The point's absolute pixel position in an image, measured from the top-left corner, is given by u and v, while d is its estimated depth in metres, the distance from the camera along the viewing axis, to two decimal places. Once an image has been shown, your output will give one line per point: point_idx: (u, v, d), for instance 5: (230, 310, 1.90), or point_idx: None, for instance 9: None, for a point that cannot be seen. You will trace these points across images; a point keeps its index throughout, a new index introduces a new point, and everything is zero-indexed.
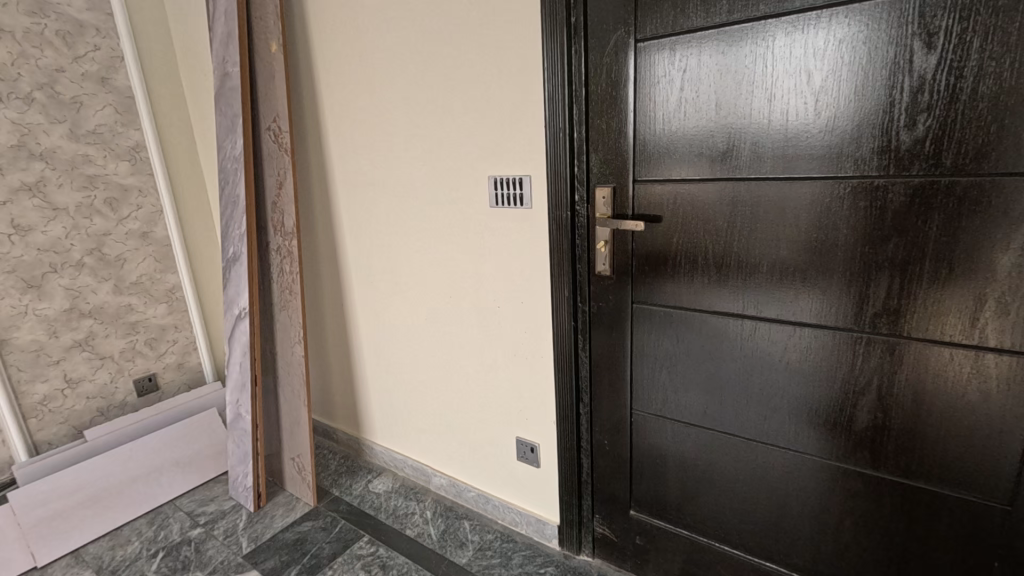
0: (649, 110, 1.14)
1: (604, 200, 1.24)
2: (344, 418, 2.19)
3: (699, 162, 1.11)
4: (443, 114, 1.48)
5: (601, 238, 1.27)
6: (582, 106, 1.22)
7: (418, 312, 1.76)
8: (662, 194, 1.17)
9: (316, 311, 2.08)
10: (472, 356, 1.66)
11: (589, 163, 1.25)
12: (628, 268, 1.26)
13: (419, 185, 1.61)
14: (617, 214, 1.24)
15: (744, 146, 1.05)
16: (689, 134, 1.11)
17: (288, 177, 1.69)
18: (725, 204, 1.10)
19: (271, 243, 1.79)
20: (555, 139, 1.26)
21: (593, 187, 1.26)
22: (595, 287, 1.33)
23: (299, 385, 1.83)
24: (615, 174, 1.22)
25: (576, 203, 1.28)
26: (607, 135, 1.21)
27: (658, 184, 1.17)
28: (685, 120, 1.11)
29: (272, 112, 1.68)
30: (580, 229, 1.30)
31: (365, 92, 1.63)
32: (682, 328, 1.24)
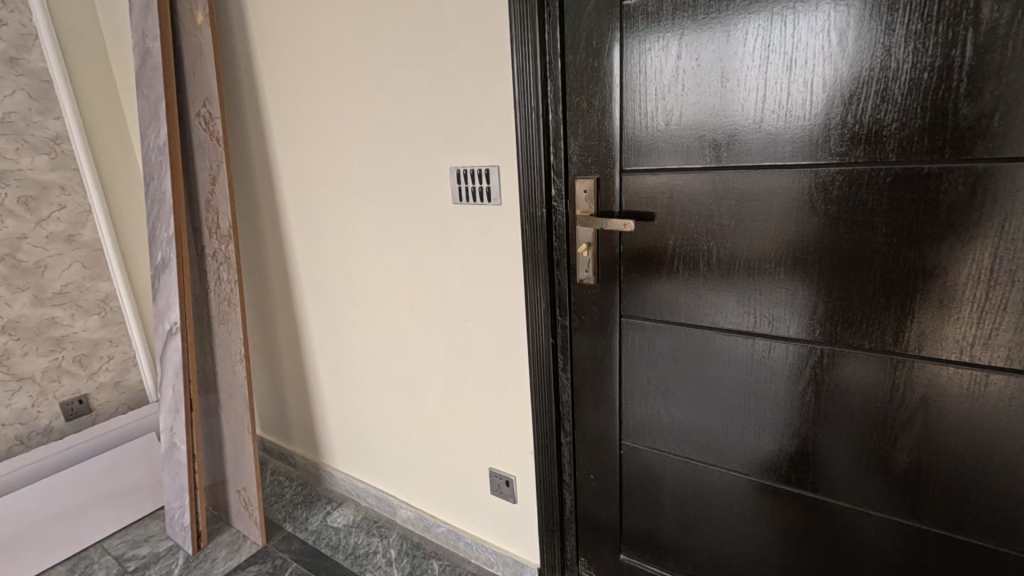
0: (639, 85, 0.94)
1: (586, 195, 1.04)
2: (302, 440, 1.96)
3: (699, 147, 0.91)
4: (397, 95, 1.26)
5: (582, 241, 1.06)
6: (558, 80, 1.01)
7: (377, 325, 1.54)
8: (654, 187, 0.97)
9: (266, 322, 1.85)
10: (438, 375, 1.45)
11: (567, 151, 1.04)
12: (614, 276, 1.07)
13: (373, 180, 1.39)
14: (602, 212, 1.04)
15: (755, 127, 0.85)
16: (688, 114, 0.91)
17: (222, 170, 1.46)
18: (731, 199, 0.91)
19: (206, 247, 1.55)
20: (526, 122, 1.05)
21: (573, 180, 1.05)
22: (577, 298, 1.13)
23: (242, 409, 1.60)
24: (599, 163, 1.02)
25: (553, 199, 1.08)
26: (588, 114, 1.00)
27: (651, 175, 0.97)
28: (682, 96, 0.90)
29: (201, 95, 1.45)
30: (559, 229, 1.10)
31: (310, 71, 1.40)
32: (678, 348, 1.04)
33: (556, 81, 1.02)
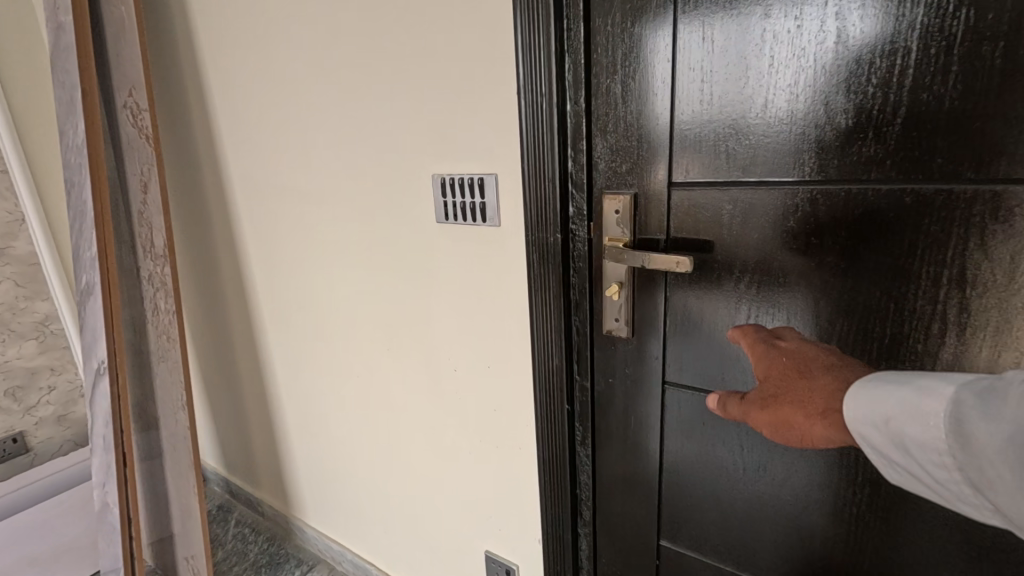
0: (702, 61, 0.65)
1: (618, 218, 0.75)
2: (270, 488, 1.68)
3: (790, 151, 0.62)
4: (364, 81, 0.98)
5: (613, 280, 0.78)
6: (579, 57, 0.73)
7: (348, 366, 1.26)
8: (718, 209, 0.68)
9: (225, 352, 1.57)
10: (421, 432, 1.17)
11: (592, 155, 0.76)
12: (654, 326, 0.78)
13: (339, 190, 1.10)
14: (642, 242, 0.75)
15: (889, 121, 0.56)
16: (776, 102, 0.61)
17: (154, 175, 1.17)
18: (844, 232, 0.61)
19: (141, 269, 1.27)
20: (536, 113, 0.76)
21: (600, 195, 0.76)
22: (601, 352, 0.84)
23: (187, 464, 1.33)
24: (636, 172, 0.73)
25: (571, 221, 0.80)
26: (622, 103, 0.71)
27: (713, 192, 0.68)
28: (768, 74, 0.61)
29: (127, 81, 1.16)
30: (579, 261, 0.81)
31: (260, 51, 1.12)
32: (745, 429, 0.75)
33: (577, 57, 0.73)
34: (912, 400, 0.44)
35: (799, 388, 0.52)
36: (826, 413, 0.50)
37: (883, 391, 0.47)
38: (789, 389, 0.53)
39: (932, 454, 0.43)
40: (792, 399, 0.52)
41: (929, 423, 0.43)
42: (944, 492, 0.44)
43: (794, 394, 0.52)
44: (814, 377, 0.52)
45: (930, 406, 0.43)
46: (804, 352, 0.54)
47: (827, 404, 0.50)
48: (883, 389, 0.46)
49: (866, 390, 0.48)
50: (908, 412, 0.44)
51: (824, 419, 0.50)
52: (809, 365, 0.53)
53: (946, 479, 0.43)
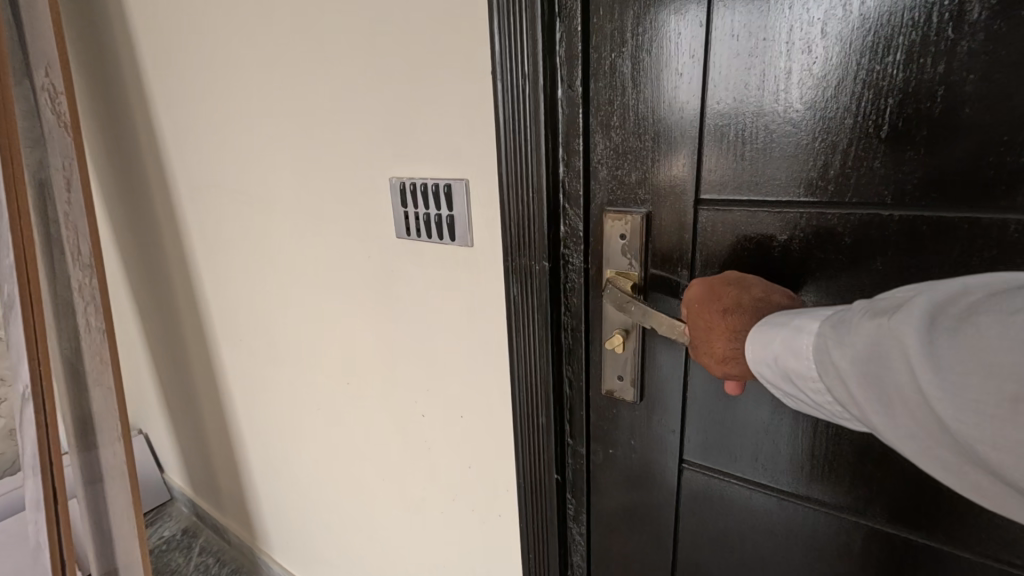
0: (754, 22, 0.45)
1: (625, 246, 0.56)
2: (235, 515, 1.53)
3: (879, 160, 0.43)
4: (309, 59, 0.79)
5: (617, 326, 0.60)
6: (575, 22, 0.53)
7: (309, 395, 1.09)
8: (766, 243, 0.49)
9: (183, 369, 1.41)
10: (388, 477, 1.00)
11: (593, 157, 0.57)
12: (667, 386, 0.60)
13: (289, 192, 0.92)
14: (655, 281, 0.56)
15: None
16: (860, 88, 0.42)
17: (76, 171, 0.99)
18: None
19: (72, 279, 1.10)
20: (517, 100, 0.56)
21: (602, 214, 0.57)
22: (600, 413, 0.66)
23: (128, 501, 1.17)
24: (650, 184, 0.54)
25: (565, 244, 0.61)
26: (632, 86, 0.52)
27: (759, 216, 0.49)
28: (852, 46, 0.42)
29: (43, 59, 0.98)
30: (573, 300, 0.63)
31: (197, 23, 0.93)
32: (796, 530, 0.57)
33: (572, 22, 0.53)
34: (784, 342, 0.40)
35: (705, 336, 0.47)
36: (726, 361, 0.46)
37: (765, 329, 0.42)
38: (700, 333, 0.47)
39: (810, 386, 0.39)
40: (702, 344, 0.47)
41: (803, 357, 0.39)
42: (827, 416, 0.40)
43: (702, 337, 0.47)
44: (720, 325, 0.45)
45: (802, 341, 0.39)
46: (719, 287, 0.47)
47: (726, 352, 0.45)
48: (765, 331, 0.41)
49: (755, 333, 0.42)
50: (789, 349, 0.39)
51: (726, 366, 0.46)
52: (724, 301, 0.45)
53: (830, 410, 0.39)
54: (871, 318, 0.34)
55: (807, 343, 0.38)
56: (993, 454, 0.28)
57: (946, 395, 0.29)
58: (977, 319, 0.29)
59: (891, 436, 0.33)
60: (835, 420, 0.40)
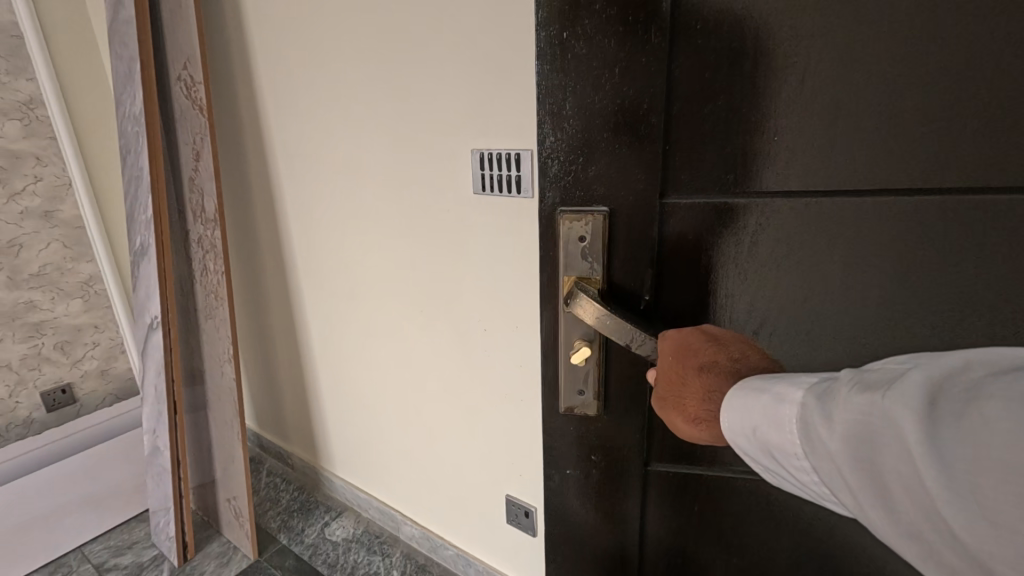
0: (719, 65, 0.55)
1: (587, 247, 0.64)
2: (300, 441, 1.80)
3: (813, 154, 0.55)
4: (407, 59, 1.05)
5: (577, 337, 0.69)
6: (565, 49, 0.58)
7: (382, 326, 1.36)
8: (718, 244, 0.62)
9: (262, 315, 1.67)
10: (449, 386, 1.28)
11: (574, 167, 0.62)
12: (625, 392, 0.71)
13: (379, 161, 1.18)
14: (617, 283, 0.66)
15: (967, 109, 0.49)
16: (811, 92, 0.53)
17: (206, 144, 1.26)
18: (907, 274, 0.55)
19: (192, 233, 1.38)
20: (543, 89, 0.61)
21: (556, 214, 0.65)
22: (565, 439, 0.76)
23: (231, 412, 1.45)
24: (622, 193, 0.61)
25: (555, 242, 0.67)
26: (626, 80, 0.57)
27: (712, 221, 0.61)
28: (813, 60, 0.52)
29: (183, 56, 1.25)
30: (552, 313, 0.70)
31: (304, 25, 1.18)
32: (748, 502, 0.71)
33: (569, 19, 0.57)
34: (770, 406, 0.49)
35: (679, 391, 0.59)
36: (696, 419, 0.58)
37: (748, 392, 0.52)
38: (674, 385, 0.59)
39: (797, 460, 0.47)
40: (675, 398, 0.59)
41: (787, 430, 0.48)
42: (815, 490, 0.48)
43: (676, 391, 0.59)
44: (693, 382, 0.58)
45: (784, 410, 0.48)
46: (695, 347, 0.60)
47: (698, 411, 0.58)
48: (753, 396, 0.51)
49: (737, 397, 0.53)
50: (772, 421, 0.49)
51: (695, 424, 0.58)
52: (698, 360, 0.59)
53: (812, 481, 0.47)
54: (861, 401, 0.41)
55: (792, 413, 0.47)
56: (992, 552, 0.34)
57: (944, 488, 0.35)
58: (975, 418, 0.35)
59: (881, 516, 0.40)
60: (825, 495, 0.48)
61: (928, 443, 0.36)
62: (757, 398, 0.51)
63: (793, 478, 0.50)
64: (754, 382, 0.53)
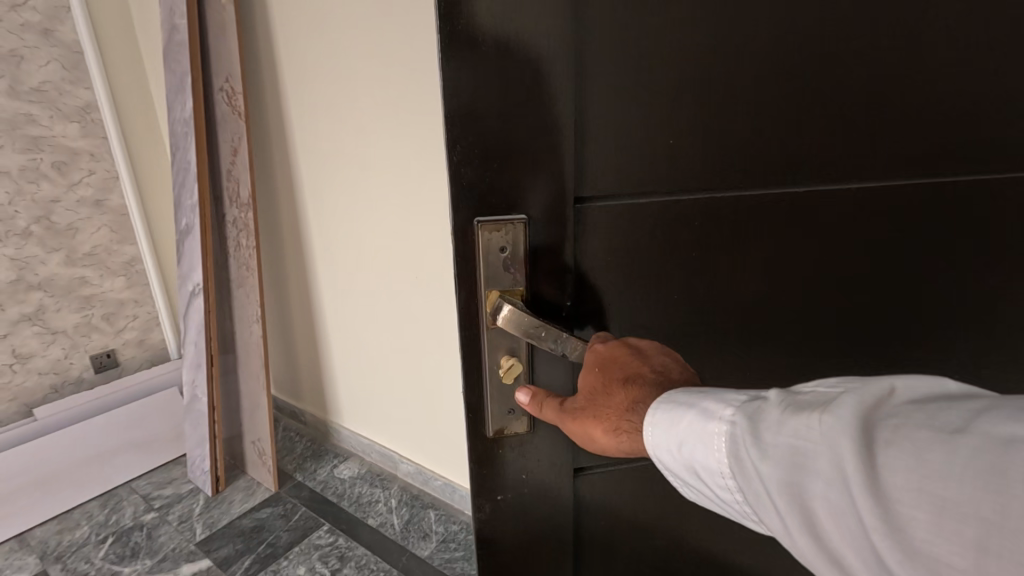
0: (624, 98, 0.59)
1: (510, 258, 0.61)
2: (312, 399, 2.08)
3: (676, 177, 0.64)
4: (405, 75, 1.34)
5: (504, 352, 0.65)
6: (479, 74, 0.54)
7: (385, 293, 1.65)
8: (620, 254, 0.66)
9: (281, 288, 1.96)
10: (439, 340, 1.57)
11: (495, 190, 0.59)
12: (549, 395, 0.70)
13: (382, 156, 1.47)
14: (538, 293, 0.64)
15: (780, 143, 0.66)
16: (680, 126, 0.62)
17: (243, 142, 1.56)
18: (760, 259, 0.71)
19: (227, 215, 1.68)
20: (451, 94, 0.54)
21: (474, 232, 0.60)
22: (488, 452, 0.71)
23: (257, 365, 1.74)
24: (548, 211, 0.61)
25: (476, 262, 0.61)
26: (533, 104, 0.57)
27: (625, 230, 0.65)
28: (690, 100, 0.61)
29: (224, 71, 1.55)
30: (469, 332, 0.64)
31: (323, 48, 1.47)
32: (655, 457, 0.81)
33: (485, 34, 0.53)
34: (698, 423, 0.50)
35: (602, 401, 0.62)
36: (619, 431, 0.61)
37: (674, 410, 0.54)
38: (603, 399, 0.62)
39: (717, 479, 0.48)
40: (605, 411, 0.61)
41: (712, 449, 0.48)
42: (731, 511, 0.49)
43: (605, 403, 0.62)
44: (625, 393, 0.61)
45: (710, 427, 0.49)
46: (625, 359, 0.63)
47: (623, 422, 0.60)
48: (679, 410, 0.53)
49: (662, 413, 0.55)
50: (696, 438, 0.50)
51: (617, 437, 0.61)
52: (625, 371, 0.62)
53: (733, 499, 0.48)
54: (797, 420, 0.42)
55: (717, 429, 0.48)
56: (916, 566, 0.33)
57: (884, 512, 0.35)
58: (906, 437, 0.36)
59: (800, 538, 0.40)
60: (740, 513, 0.48)
61: (866, 476, 0.36)
62: (683, 415, 0.52)
63: (711, 496, 0.51)
64: (680, 398, 0.54)
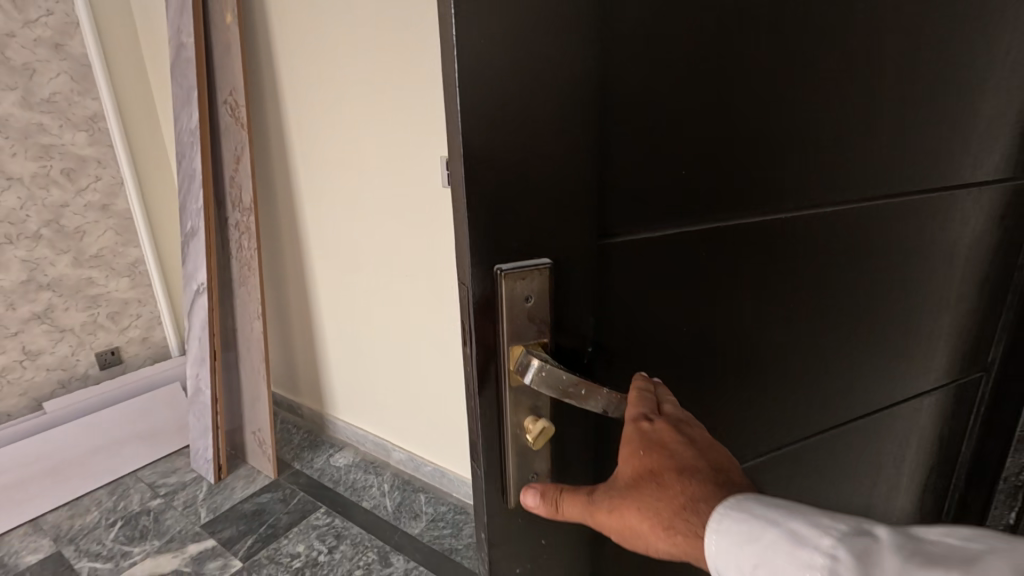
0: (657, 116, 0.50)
1: (533, 310, 0.48)
2: (309, 393, 2.20)
3: (698, 203, 0.56)
4: (396, 92, 1.47)
5: (527, 414, 0.50)
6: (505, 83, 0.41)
7: (378, 292, 1.77)
8: (646, 287, 0.57)
9: (279, 287, 2.08)
10: (428, 334, 1.69)
11: (516, 221, 0.46)
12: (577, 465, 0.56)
13: (376, 166, 1.60)
14: (564, 345, 0.51)
15: (797, 158, 0.61)
16: (702, 146, 0.54)
17: (245, 152, 1.68)
18: (769, 278, 0.65)
19: (229, 219, 1.79)
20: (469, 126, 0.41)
21: (495, 274, 0.46)
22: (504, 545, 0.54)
23: (258, 360, 1.85)
24: (575, 243, 0.49)
25: (495, 308, 0.47)
26: (564, 128, 0.45)
27: (651, 261, 0.56)
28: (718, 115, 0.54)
29: (228, 85, 1.67)
30: (476, 395, 0.50)
31: (321, 65, 1.60)
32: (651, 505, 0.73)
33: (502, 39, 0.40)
34: (786, 542, 0.40)
35: (648, 487, 0.46)
36: (672, 529, 0.44)
37: (752, 523, 0.42)
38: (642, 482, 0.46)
39: None
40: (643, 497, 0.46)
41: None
42: None
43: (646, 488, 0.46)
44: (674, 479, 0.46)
45: (805, 554, 0.39)
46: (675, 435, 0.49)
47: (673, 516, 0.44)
48: (755, 516, 0.42)
49: (730, 517, 0.43)
50: (779, 560, 0.40)
51: (669, 537, 0.44)
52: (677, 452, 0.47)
53: None
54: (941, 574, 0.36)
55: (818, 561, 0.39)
56: None
57: None
58: None
59: None
60: None
61: None
62: (767, 528, 0.41)
63: None
64: (754, 506, 0.43)
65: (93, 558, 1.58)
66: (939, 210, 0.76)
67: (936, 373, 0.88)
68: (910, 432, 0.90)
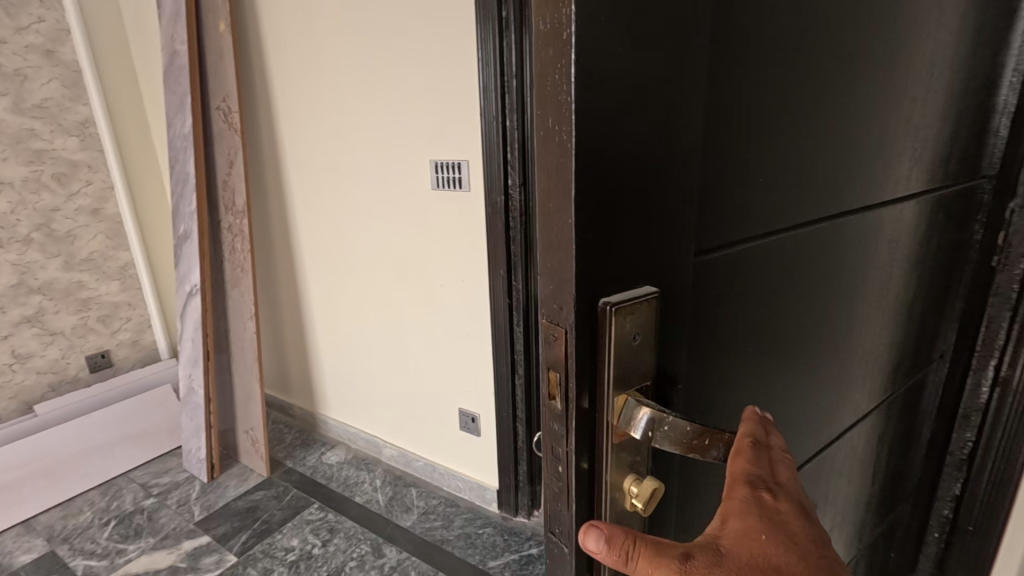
0: (760, 87, 0.39)
1: (640, 347, 0.35)
2: (300, 393, 2.23)
3: (789, 191, 0.45)
4: (388, 99, 1.53)
5: (636, 480, 0.36)
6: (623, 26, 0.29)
7: (369, 292, 1.82)
8: (735, 298, 0.44)
9: (271, 289, 2.12)
10: (418, 332, 1.74)
11: (620, 221, 0.32)
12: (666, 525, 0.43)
13: (368, 170, 1.65)
14: (663, 383, 0.39)
15: (864, 146, 0.53)
16: (793, 127, 0.44)
17: (238, 156, 1.73)
18: (830, 280, 0.56)
19: (222, 222, 1.84)
20: (584, 73, 0.28)
21: (602, 303, 0.33)
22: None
23: (251, 360, 1.89)
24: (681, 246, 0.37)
25: (600, 346, 0.33)
26: (675, 95, 0.33)
27: (743, 266, 0.44)
28: (810, 91, 0.44)
29: (221, 92, 1.72)
30: (556, 458, 0.36)
31: (313, 73, 1.65)
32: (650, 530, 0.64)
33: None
34: None
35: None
36: None
37: None
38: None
39: None
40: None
41: None
42: None
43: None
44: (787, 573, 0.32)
45: None
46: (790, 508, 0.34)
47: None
48: None
49: None
50: None
51: None
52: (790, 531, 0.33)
53: None
54: None
55: None
56: None
57: None
58: None
59: None
60: None
61: None
62: None
63: None
64: None
65: (88, 556, 1.61)
66: (950, 206, 0.73)
67: (911, 369, 0.83)
68: (903, 432, 0.87)
